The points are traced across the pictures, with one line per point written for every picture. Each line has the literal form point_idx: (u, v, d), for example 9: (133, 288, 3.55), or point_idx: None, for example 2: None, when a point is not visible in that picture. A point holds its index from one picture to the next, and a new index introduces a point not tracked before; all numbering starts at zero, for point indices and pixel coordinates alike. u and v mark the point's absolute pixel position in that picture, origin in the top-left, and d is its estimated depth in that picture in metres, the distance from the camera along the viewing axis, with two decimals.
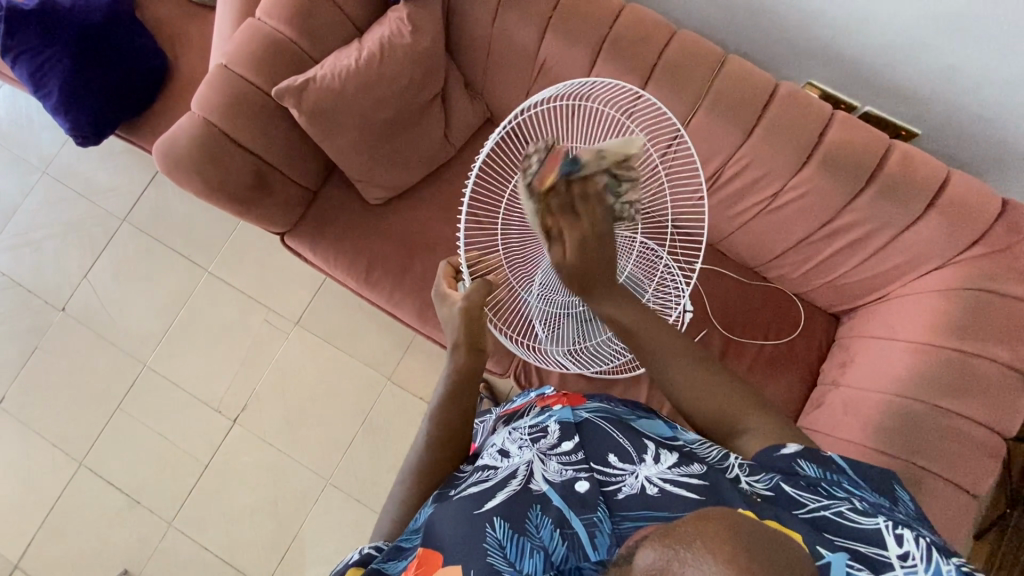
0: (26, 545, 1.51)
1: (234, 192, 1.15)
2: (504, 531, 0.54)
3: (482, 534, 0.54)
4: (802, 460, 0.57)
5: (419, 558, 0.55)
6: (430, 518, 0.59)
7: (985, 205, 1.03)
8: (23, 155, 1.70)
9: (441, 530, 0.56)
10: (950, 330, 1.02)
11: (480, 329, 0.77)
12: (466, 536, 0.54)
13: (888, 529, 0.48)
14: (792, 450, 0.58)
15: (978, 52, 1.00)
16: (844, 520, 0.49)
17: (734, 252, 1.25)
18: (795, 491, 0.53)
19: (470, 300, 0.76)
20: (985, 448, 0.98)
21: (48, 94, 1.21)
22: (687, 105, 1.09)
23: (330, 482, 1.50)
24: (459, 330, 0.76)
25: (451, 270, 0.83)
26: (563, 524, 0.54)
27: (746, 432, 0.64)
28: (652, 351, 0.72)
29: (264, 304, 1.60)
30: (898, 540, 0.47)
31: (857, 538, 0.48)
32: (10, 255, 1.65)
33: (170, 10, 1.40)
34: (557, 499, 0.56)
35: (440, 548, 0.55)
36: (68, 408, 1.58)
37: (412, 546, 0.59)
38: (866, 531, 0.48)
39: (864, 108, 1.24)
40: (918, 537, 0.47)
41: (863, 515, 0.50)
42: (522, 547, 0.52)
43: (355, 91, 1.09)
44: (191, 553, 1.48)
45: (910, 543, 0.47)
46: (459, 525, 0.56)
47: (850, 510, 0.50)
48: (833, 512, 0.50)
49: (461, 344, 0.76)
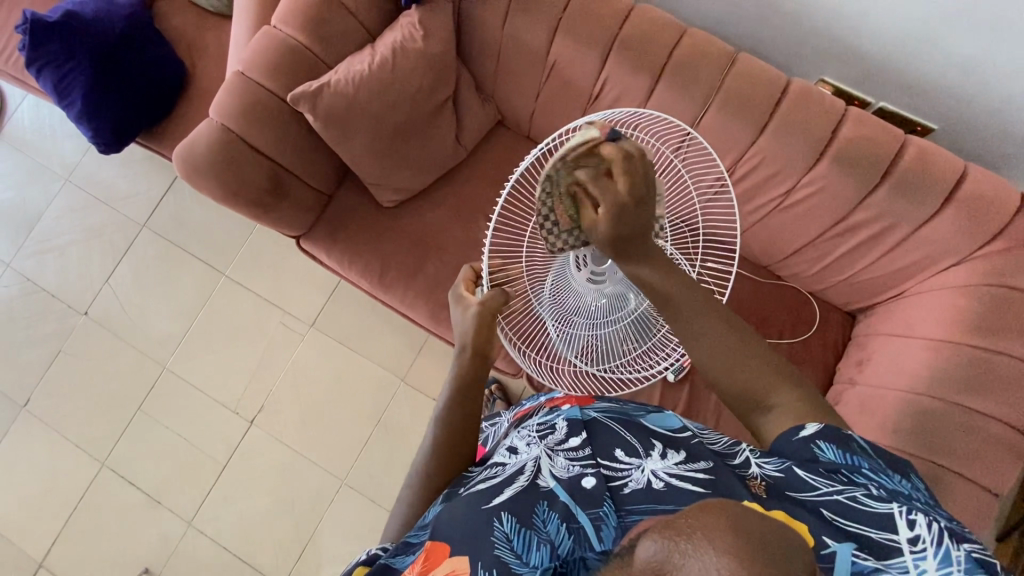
0: (50, 544, 1.54)
1: (251, 195, 1.17)
2: (511, 525, 0.54)
3: (489, 528, 0.54)
4: (815, 434, 0.55)
5: (425, 552, 0.56)
6: (438, 513, 0.60)
7: (1002, 200, 1.01)
8: (47, 163, 1.75)
9: (450, 523, 0.57)
10: (970, 328, 1.00)
11: (489, 336, 0.80)
12: (470, 530, 0.55)
13: (900, 514, 0.47)
14: (810, 430, 0.56)
15: (994, 45, 0.99)
16: (857, 505, 0.49)
17: (748, 251, 1.25)
18: (807, 476, 0.52)
19: (486, 305, 0.80)
20: (1008, 447, 0.96)
21: (71, 103, 1.25)
22: (699, 103, 1.09)
23: (345, 483, 1.51)
24: (468, 334, 0.80)
25: (472, 275, 0.92)
26: (569, 518, 0.53)
27: (772, 408, 0.61)
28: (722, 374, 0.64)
29: (280, 307, 1.62)
30: (909, 525, 0.46)
31: (867, 524, 0.47)
32: (34, 261, 1.70)
33: (187, 20, 1.42)
34: (564, 493, 0.56)
35: (448, 541, 0.55)
36: (91, 409, 1.61)
37: (419, 540, 0.59)
38: (878, 518, 0.47)
39: (877, 104, 1.23)
40: (930, 522, 0.46)
41: (877, 500, 0.49)
42: (528, 540, 0.52)
43: (368, 96, 1.10)
44: (210, 553, 1.50)
45: (922, 527, 0.46)
46: (465, 521, 0.56)
47: (864, 495, 0.49)
48: (846, 496, 0.50)
49: (468, 347, 0.79)
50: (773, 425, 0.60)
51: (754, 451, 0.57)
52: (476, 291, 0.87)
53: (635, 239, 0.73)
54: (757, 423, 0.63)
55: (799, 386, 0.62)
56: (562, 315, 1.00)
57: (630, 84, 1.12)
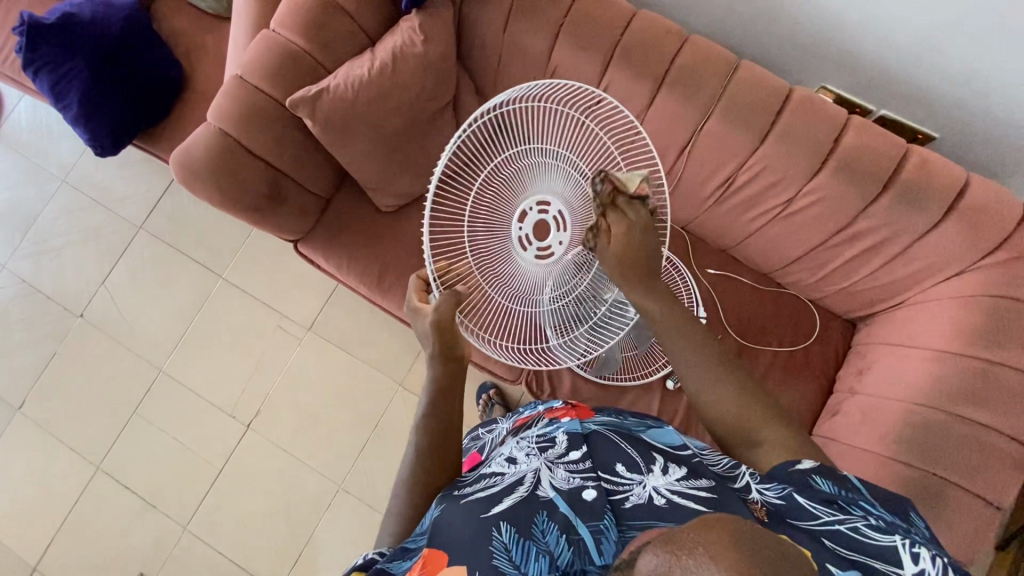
0: (44, 548, 1.53)
1: (249, 200, 1.16)
2: (510, 535, 0.53)
3: (487, 537, 0.53)
4: (812, 469, 0.55)
5: (423, 559, 0.55)
6: (436, 519, 0.59)
7: (1005, 210, 1.01)
8: (42, 165, 1.73)
9: (447, 531, 0.56)
10: (970, 338, 1.00)
11: (455, 337, 0.77)
12: (470, 538, 0.54)
13: (905, 548, 0.48)
14: (808, 465, 0.55)
15: (998, 55, 0.98)
16: (860, 535, 0.49)
17: (749, 259, 1.24)
18: (809, 503, 0.52)
19: (441, 312, 0.76)
20: (1009, 459, 0.96)
21: (67, 105, 1.24)
22: (700, 111, 1.09)
23: (342, 488, 1.50)
24: (432, 341, 0.77)
25: (421, 283, 0.87)
26: (569, 530, 0.53)
27: (761, 442, 0.62)
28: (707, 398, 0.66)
29: (277, 310, 1.61)
30: (914, 559, 0.47)
31: (872, 555, 0.47)
32: (29, 262, 1.69)
33: (186, 22, 1.41)
34: (564, 505, 0.55)
35: (446, 549, 0.54)
36: (86, 412, 1.60)
37: (417, 546, 0.58)
38: (884, 550, 0.48)
39: (879, 112, 1.22)
40: (934, 557, 0.47)
41: (879, 531, 0.49)
42: (527, 551, 0.52)
43: (367, 101, 1.09)
44: (205, 558, 1.49)
45: (926, 562, 0.47)
46: (464, 531, 0.55)
47: (866, 526, 0.49)
48: (848, 526, 0.49)
49: (436, 355, 0.76)
50: (762, 458, 0.61)
51: (755, 476, 0.57)
52: (429, 298, 0.82)
53: (634, 273, 0.73)
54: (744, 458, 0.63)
55: (789, 423, 0.63)
56: (524, 298, 0.96)
57: (631, 91, 1.11)
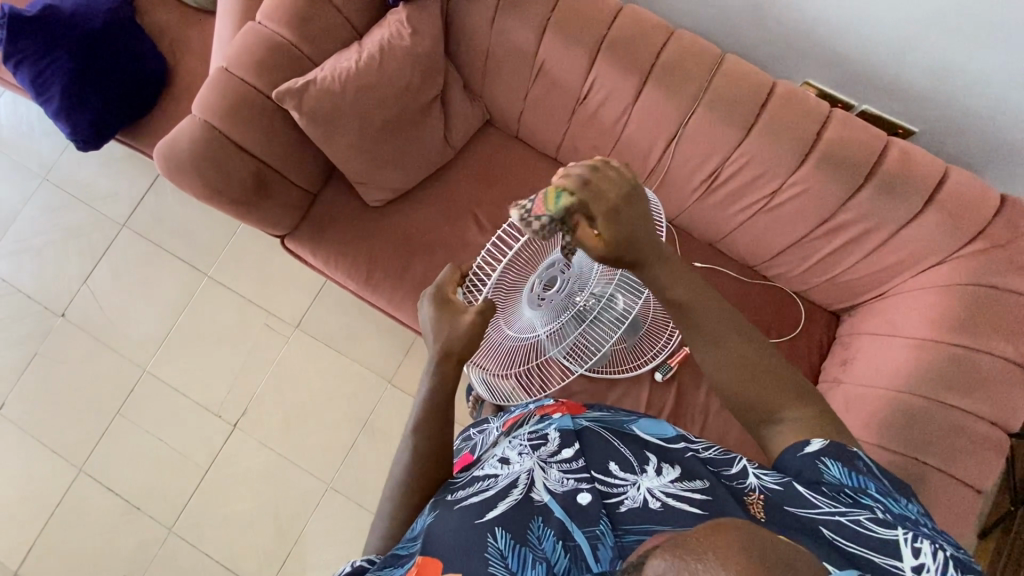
0: (25, 553, 1.50)
1: (236, 194, 1.15)
2: (505, 541, 0.53)
3: (483, 544, 0.53)
4: (820, 451, 0.56)
5: (417, 566, 0.54)
6: (429, 525, 0.58)
7: (983, 200, 1.03)
8: (23, 162, 1.71)
9: (440, 540, 0.55)
10: (950, 327, 1.02)
11: None
12: (465, 547, 0.53)
13: (907, 542, 0.48)
14: (815, 447, 0.57)
15: (976, 49, 1.01)
16: (861, 527, 0.49)
17: (734, 250, 1.26)
18: (808, 493, 0.53)
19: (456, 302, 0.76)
20: (989, 443, 0.97)
21: (49, 99, 1.22)
22: (687, 104, 1.10)
23: (331, 486, 1.49)
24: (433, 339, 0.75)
25: (457, 275, 0.80)
26: (565, 536, 0.53)
27: (782, 422, 0.61)
28: (757, 398, 0.62)
29: (263, 308, 1.60)
30: (915, 552, 0.47)
31: (872, 547, 0.47)
32: (9, 261, 1.66)
33: (169, 16, 1.40)
34: (558, 509, 0.55)
35: (440, 556, 0.54)
36: (69, 415, 1.57)
37: (409, 553, 0.57)
38: (884, 541, 0.48)
39: (861, 107, 1.24)
40: (936, 551, 0.47)
41: (881, 524, 0.49)
42: (524, 558, 0.52)
43: (356, 94, 1.09)
44: (191, 560, 1.47)
45: (927, 557, 0.47)
46: (459, 535, 0.55)
47: (869, 519, 0.49)
48: (850, 518, 0.50)
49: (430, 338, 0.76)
50: (782, 438, 0.60)
51: (751, 461, 0.58)
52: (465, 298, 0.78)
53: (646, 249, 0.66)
54: (765, 437, 0.62)
55: (810, 401, 0.62)
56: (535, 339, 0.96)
57: (618, 84, 1.12)
